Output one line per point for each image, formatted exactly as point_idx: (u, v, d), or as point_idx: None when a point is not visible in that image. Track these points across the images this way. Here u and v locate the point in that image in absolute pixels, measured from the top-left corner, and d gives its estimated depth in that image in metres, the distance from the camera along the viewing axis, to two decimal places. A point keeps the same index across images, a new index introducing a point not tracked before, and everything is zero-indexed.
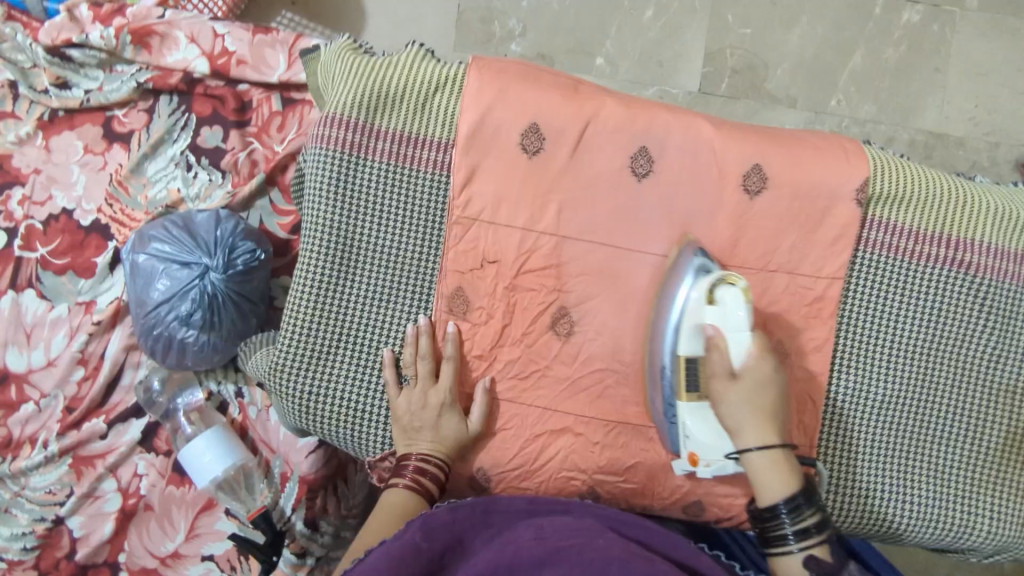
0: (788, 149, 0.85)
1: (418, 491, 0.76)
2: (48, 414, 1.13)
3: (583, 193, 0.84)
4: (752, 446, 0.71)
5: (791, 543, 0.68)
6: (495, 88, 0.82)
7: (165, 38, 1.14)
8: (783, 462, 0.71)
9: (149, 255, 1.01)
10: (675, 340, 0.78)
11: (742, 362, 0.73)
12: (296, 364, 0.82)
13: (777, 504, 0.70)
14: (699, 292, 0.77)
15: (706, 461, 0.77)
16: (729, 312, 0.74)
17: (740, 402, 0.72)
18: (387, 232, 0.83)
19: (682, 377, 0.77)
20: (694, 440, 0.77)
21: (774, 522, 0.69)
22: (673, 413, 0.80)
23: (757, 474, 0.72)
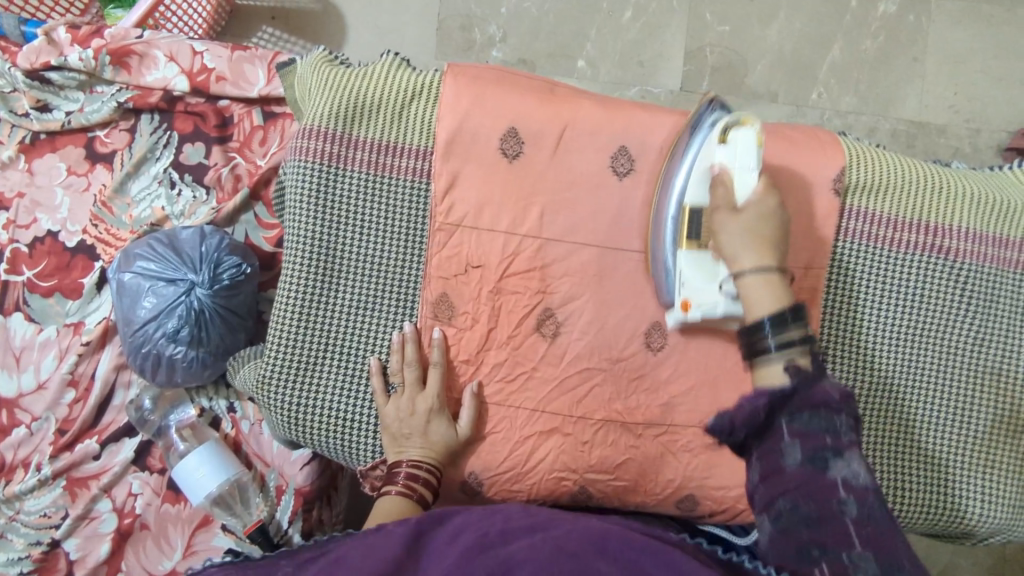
0: (764, 142, 0.85)
1: (411, 497, 0.75)
2: (40, 437, 1.13)
3: (564, 194, 0.84)
4: (747, 269, 0.69)
5: (770, 350, 0.65)
6: (471, 94, 0.83)
7: (144, 57, 1.15)
8: (777, 286, 0.69)
9: (134, 273, 1.01)
10: (682, 189, 0.78)
11: (746, 199, 0.72)
12: (284, 376, 0.82)
13: (763, 319, 0.66)
14: (711, 136, 0.76)
15: (700, 304, 0.76)
16: (739, 149, 0.73)
17: (740, 228, 0.70)
18: (370, 241, 0.84)
19: (686, 222, 0.76)
20: (688, 280, 0.76)
21: (756, 334, 0.66)
22: (671, 260, 0.79)
23: (747, 295, 0.70)
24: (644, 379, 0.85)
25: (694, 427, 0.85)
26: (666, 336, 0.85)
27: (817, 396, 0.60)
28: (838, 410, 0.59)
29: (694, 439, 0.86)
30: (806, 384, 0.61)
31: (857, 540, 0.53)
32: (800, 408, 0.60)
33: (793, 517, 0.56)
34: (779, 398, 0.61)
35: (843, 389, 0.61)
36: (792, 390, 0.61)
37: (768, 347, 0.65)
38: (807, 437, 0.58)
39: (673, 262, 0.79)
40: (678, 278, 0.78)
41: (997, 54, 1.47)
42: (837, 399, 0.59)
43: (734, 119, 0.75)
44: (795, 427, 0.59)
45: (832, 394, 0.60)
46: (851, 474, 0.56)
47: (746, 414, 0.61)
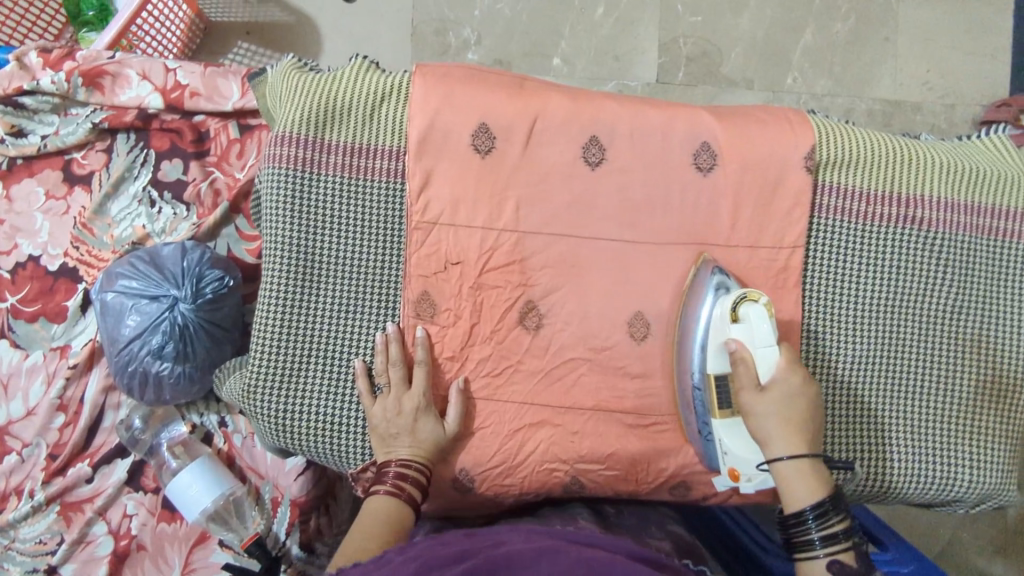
0: (733, 124, 0.86)
1: (400, 497, 0.75)
2: (32, 463, 1.12)
3: (539, 187, 0.84)
4: (782, 456, 0.73)
5: (816, 546, 0.70)
6: (440, 93, 0.83)
7: (117, 77, 1.14)
8: (812, 470, 0.73)
9: (117, 292, 1.01)
10: (703, 359, 0.80)
11: (769, 377, 0.75)
12: (270, 384, 0.82)
13: (804, 510, 0.71)
14: (722, 309, 0.79)
15: (745, 476, 0.79)
16: (756, 328, 0.76)
17: (769, 414, 0.74)
18: (348, 244, 0.84)
19: (714, 395, 0.78)
20: (728, 455, 0.79)
21: (801, 527, 0.71)
22: (706, 431, 0.81)
23: (784, 483, 0.73)
24: (630, 367, 0.85)
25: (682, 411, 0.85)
26: (649, 323, 0.85)
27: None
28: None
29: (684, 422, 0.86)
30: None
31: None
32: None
33: None
34: None
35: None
36: None
37: (812, 541, 0.70)
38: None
39: (709, 430, 0.81)
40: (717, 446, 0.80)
41: (966, 30, 1.48)
42: None
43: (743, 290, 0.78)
44: None
45: None
46: None
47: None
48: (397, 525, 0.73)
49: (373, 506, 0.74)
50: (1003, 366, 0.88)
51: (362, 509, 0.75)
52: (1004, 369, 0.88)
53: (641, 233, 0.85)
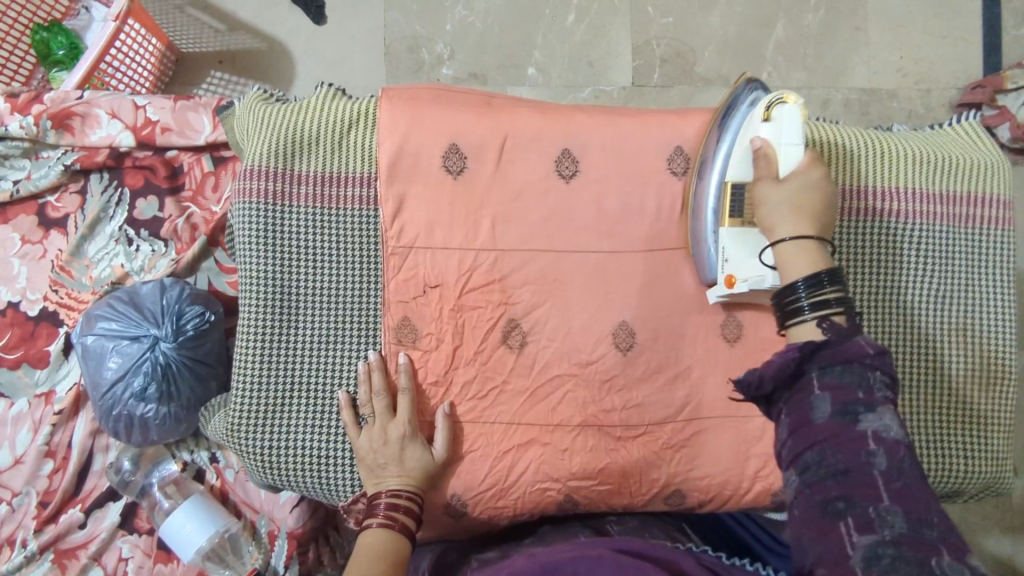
0: (704, 128, 0.86)
1: (394, 527, 0.74)
2: (23, 512, 1.11)
3: (514, 204, 0.84)
4: (786, 237, 0.70)
5: (806, 310, 0.66)
6: (408, 116, 0.82)
7: (86, 117, 1.13)
8: (817, 252, 0.69)
9: (97, 335, 1.00)
10: (724, 168, 0.78)
11: (790, 171, 0.72)
12: (254, 421, 0.81)
13: (798, 282, 0.67)
14: (755, 111, 0.75)
15: (743, 280, 0.77)
16: (784, 124, 0.72)
17: (784, 200, 0.70)
18: (324, 274, 0.83)
19: (728, 201, 0.76)
20: (731, 258, 0.77)
21: (792, 295, 0.67)
22: (714, 239, 0.79)
23: (785, 264, 0.70)
24: (617, 380, 0.84)
25: (671, 422, 0.85)
26: (634, 334, 0.84)
27: (851, 353, 0.61)
28: (871, 366, 0.60)
29: (674, 433, 0.85)
30: (839, 340, 0.62)
31: (886, 490, 0.54)
32: (831, 361, 0.61)
33: (820, 469, 0.57)
34: (811, 349, 0.62)
35: (878, 344, 0.61)
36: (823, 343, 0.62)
37: (803, 308, 0.66)
38: (836, 390, 0.59)
39: (716, 241, 0.79)
40: (721, 255, 0.78)
41: (935, 16, 1.49)
42: (872, 354, 0.60)
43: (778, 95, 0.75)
44: (827, 381, 0.60)
45: (866, 348, 0.61)
46: (882, 426, 0.57)
47: (774, 369, 0.63)
48: (393, 555, 0.71)
49: (367, 539, 0.72)
50: (992, 352, 0.87)
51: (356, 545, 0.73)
52: (993, 356, 0.87)
53: (619, 244, 0.85)
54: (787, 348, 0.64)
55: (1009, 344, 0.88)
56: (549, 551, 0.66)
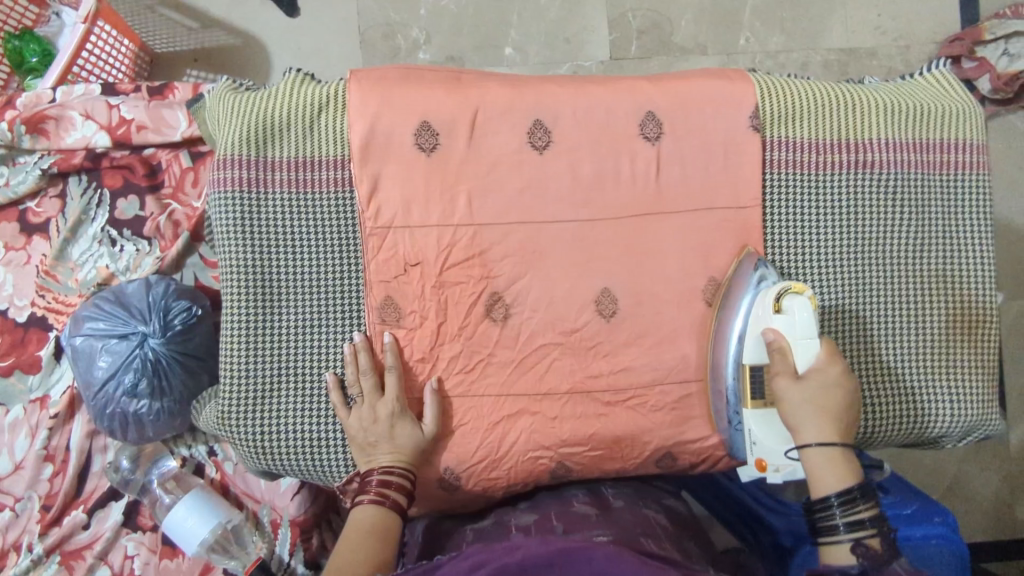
0: (675, 91, 0.86)
1: (385, 504, 0.75)
2: (27, 517, 1.12)
3: (490, 178, 0.84)
4: (811, 442, 0.71)
5: (841, 533, 0.67)
6: (377, 95, 0.82)
7: (60, 120, 1.13)
8: (842, 458, 0.70)
9: (85, 335, 1.00)
10: (740, 350, 0.80)
11: (807, 367, 0.73)
12: (244, 409, 0.82)
13: (829, 495, 0.68)
14: (766, 300, 0.78)
15: (774, 467, 0.76)
16: (797, 320, 0.75)
17: (803, 399, 0.72)
18: (304, 258, 0.83)
19: (748, 385, 0.78)
20: (759, 445, 0.76)
21: (824, 511, 0.68)
22: (739, 421, 0.80)
23: (813, 467, 0.71)
24: (602, 347, 0.85)
25: (659, 385, 0.85)
26: (616, 300, 0.85)
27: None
28: None
29: (663, 396, 0.85)
30: (877, 568, 0.62)
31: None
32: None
33: None
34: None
35: (915, 569, 0.61)
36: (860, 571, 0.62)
37: (837, 526, 0.67)
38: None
39: (741, 421, 0.80)
40: (746, 437, 0.79)
41: None
42: None
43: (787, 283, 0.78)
44: None
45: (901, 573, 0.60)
46: None
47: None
48: (383, 531, 0.72)
49: (356, 517, 0.74)
50: (971, 297, 0.88)
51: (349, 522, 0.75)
52: (971, 301, 0.88)
53: (597, 211, 0.85)
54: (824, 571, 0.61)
55: (987, 289, 0.89)
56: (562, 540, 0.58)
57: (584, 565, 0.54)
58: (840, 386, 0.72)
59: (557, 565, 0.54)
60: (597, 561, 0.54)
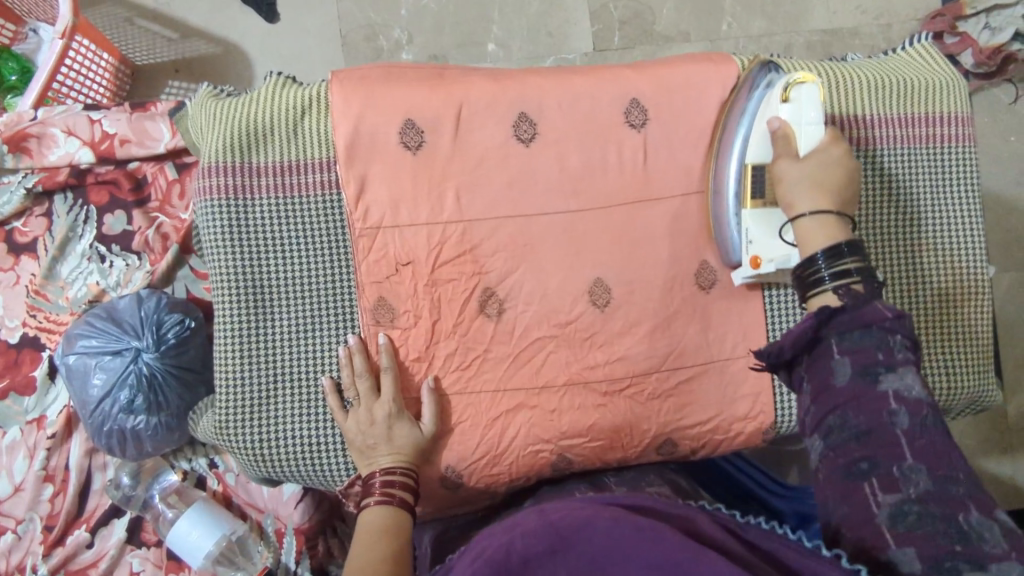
0: (658, 77, 0.86)
1: (393, 502, 0.75)
2: (29, 539, 1.11)
3: (477, 174, 0.83)
4: (805, 212, 0.71)
5: (826, 282, 0.67)
6: (359, 96, 0.82)
7: (42, 138, 1.12)
8: (836, 227, 0.70)
9: (78, 353, 0.99)
10: (744, 151, 0.79)
11: (810, 150, 0.73)
12: (243, 417, 0.81)
13: (816, 254, 0.68)
14: (773, 93, 0.76)
15: (768, 259, 0.78)
16: (803, 107, 0.73)
17: (802, 175, 0.72)
18: (295, 263, 0.83)
19: (749, 183, 0.77)
20: (755, 240, 0.78)
21: (810, 268, 0.68)
22: (736, 220, 0.81)
23: (805, 238, 0.71)
24: (598, 337, 0.85)
25: (656, 372, 0.85)
26: (609, 289, 0.85)
27: (870, 317, 0.63)
28: (890, 329, 0.63)
29: (661, 383, 0.85)
30: (859, 305, 0.64)
31: (909, 450, 0.57)
32: (850, 326, 0.63)
33: (844, 430, 0.60)
34: (826, 316, 0.64)
35: (896, 308, 0.64)
36: (843, 307, 0.64)
37: (822, 278, 0.67)
38: (856, 353, 0.62)
39: (738, 221, 0.81)
40: (744, 237, 0.80)
41: None
42: (892, 318, 0.63)
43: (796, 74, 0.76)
44: (846, 346, 0.63)
45: (885, 313, 0.63)
46: (903, 386, 0.60)
47: (795, 337, 0.65)
48: (392, 529, 0.72)
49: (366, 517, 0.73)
50: (965, 268, 0.88)
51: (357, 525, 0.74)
52: (965, 272, 0.88)
53: (585, 201, 0.85)
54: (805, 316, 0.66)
55: (980, 259, 0.89)
56: (561, 507, 0.51)
57: (586, 545, 0.47)
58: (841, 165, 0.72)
59: (559, 549, 0.47)
60: (596, 540, 0.47)
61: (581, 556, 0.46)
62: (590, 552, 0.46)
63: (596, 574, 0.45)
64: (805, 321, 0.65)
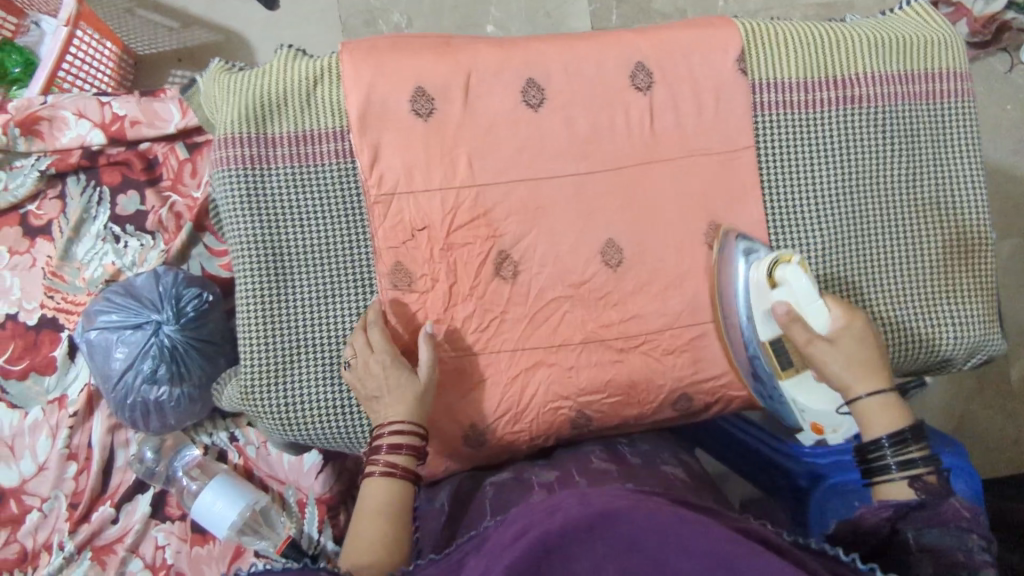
0: (664, 39, 0.87)
1: (397, 475, 0.74)
2: (55, 516, 1.13)
3: (488, 141, 0.85)
4: (860, 396, 0.71)
5: (892, 470, 0.68)
6: (370, 66, 0.83)
7: (54, 121, 1.13)
8: (892, 401, 0.71)
9: (100, 329, 1.01)
10: (754, 329, 0.80)
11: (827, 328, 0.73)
12: (267, 381, 0.84)
13: (880, 438, 0.69)
14: (760, 278, 0.78)
15: (831, 427, 0.78)
16: (796, 287, 0.74)
17: (834, 364, 0.72)
18: (313, 230, 0.85)
19: (775, 360, 0.78)
20: (810, 410, 0.78)
21: (876, 456, 0.69)
22: (778, 393, 0.81)
23: (864, 420, 0.71)
24: (611, 296, 0.87)
25: (670, 328, 0.87)
26: (621, 250, 0.87)
27: (948, 515, 0.61)
28: (969, 528, 0.60)
29: (674, 339, 0.87)
30: (934, 502, 0.63)
31: None
32: (928, 523, 0.61)
33: None
34: (904, 509, 0.62)
35: (972, 507, 0.62)
36: (918, 504, 0.63)
37: (890, 467, 0.68)
38: (935, 553, 0.59)
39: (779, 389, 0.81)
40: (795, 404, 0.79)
41: None
42: (968, 516, 0.60)
43: (774, 256, 0.78)
44: (924, 542, 0.60)
45: (961, 510, 0.61)
46: None
47: (871, 521, 0.62)
48: (393, 510, 0.72)
49: (372, 490, 0.73)
50: (965, 221, 0.91)
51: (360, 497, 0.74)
52: (966, 226, 0.91)
53: (596, 164, 0.87)
54: (879, 504, 0.63)
55: (980, 211, 0.91)
56: (605, 496, 0.54)
57: (626, 526, 0.49)
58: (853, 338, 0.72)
59: (596, 527, 0.49)
60: (637, 522, 0.49)
61: (619, 535, 0.49)
62: (628, 533, 0.49)
63: (634, 552, 0.47)
64: (880, 513, 0.62)
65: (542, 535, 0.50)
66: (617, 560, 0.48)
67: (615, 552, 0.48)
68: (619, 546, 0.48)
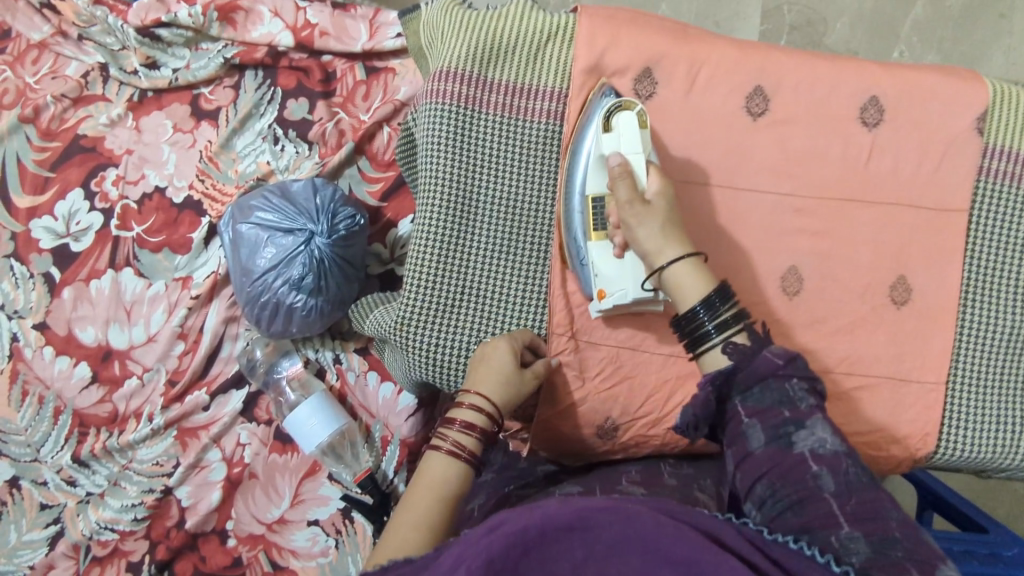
0: (904, 80, 0.84)
1: (461, 458, 0.71)
2: (152, 388, 1.16)
3: (697, 138, 0.83)
4: (666, 263, 0.70)
5: (712, 336, 0.67)
6: (606, 35, 0.82)
7: (250, 13, 1.17)
8: (704, 268, 0.70)
9: (253, 224, 1.03)
10: (584, 180, 0.79)
11: (651, 189, 0.72)
12: (421, 317, 0.83)
13: (695, 307, 0.68)
14: (597, 126, 0.78)
15: (612, 294, 0.78)
16: (621, 135, 0.74)
17: (654, 224, 0.70)
18: (506, 183, 0.84)
19: (591, 215, 0.78)
20: (600, 273, 0.78)
21: (693, 324, 0.68)
22: (583, 254, 0.80)
23: (674, 286, 0.70)
24: (781, 324, 0.84)
25: (830, 373, 0.84)
26: (801, 279, 0.84)
27: (763, 368, 0.63)
28: (786, 378, 0.63)
29: (831, 385, 0.84)
30: (747, 361, 0.65)
31: (842, 511, 0.54)
32: (749, 381, 0.64)
33: (774, 502, 0.57)
34: (722, 381, 0.65)
35: (786, 354, 0.64)
36: (735, 368, 0.65)
37: (709, 333, 0.67)
38: (763, 416, 0.61)
39: (585, 254, 0.80)
40: (591, 267, 0.79)
41: None
42: (781, 362, 0.63)
43: (617, 102, 0.77)
44: (750, 406, 0.63)
45: (776, 360, 0.64)
46: (817, 443, 0.59)
47: (700, 403, 0.65)
48: (446, 495, 0.68)
49: (434, 469, 0.70)
50: None
51: (416, 470, 0.72)
52: None
53: (799, 188, 0.84)
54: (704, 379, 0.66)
55: None
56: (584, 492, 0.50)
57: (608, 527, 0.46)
58: (660, 198, 0.71)
59: (578, 527, 0.45)
60: (615, 525, 0.46)
61: (600, 540, 0.45)
62: (607, 535, 0.45)
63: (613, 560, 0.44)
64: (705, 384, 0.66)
65: (522, 530, 0.45)
66: (596, 565, 0.44)
67: (595, 556, 0.45)
68: (600, 551, 0.45)
